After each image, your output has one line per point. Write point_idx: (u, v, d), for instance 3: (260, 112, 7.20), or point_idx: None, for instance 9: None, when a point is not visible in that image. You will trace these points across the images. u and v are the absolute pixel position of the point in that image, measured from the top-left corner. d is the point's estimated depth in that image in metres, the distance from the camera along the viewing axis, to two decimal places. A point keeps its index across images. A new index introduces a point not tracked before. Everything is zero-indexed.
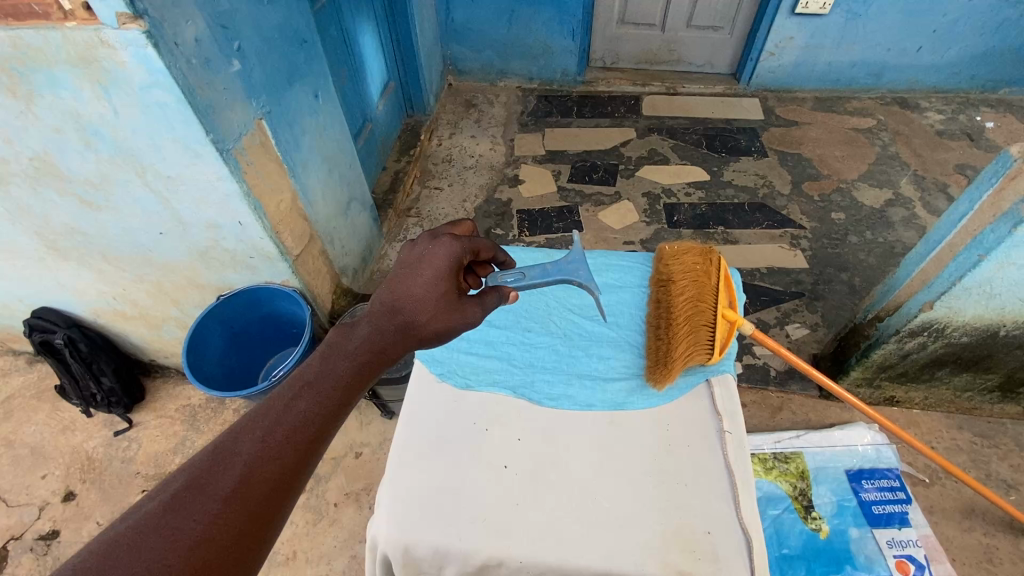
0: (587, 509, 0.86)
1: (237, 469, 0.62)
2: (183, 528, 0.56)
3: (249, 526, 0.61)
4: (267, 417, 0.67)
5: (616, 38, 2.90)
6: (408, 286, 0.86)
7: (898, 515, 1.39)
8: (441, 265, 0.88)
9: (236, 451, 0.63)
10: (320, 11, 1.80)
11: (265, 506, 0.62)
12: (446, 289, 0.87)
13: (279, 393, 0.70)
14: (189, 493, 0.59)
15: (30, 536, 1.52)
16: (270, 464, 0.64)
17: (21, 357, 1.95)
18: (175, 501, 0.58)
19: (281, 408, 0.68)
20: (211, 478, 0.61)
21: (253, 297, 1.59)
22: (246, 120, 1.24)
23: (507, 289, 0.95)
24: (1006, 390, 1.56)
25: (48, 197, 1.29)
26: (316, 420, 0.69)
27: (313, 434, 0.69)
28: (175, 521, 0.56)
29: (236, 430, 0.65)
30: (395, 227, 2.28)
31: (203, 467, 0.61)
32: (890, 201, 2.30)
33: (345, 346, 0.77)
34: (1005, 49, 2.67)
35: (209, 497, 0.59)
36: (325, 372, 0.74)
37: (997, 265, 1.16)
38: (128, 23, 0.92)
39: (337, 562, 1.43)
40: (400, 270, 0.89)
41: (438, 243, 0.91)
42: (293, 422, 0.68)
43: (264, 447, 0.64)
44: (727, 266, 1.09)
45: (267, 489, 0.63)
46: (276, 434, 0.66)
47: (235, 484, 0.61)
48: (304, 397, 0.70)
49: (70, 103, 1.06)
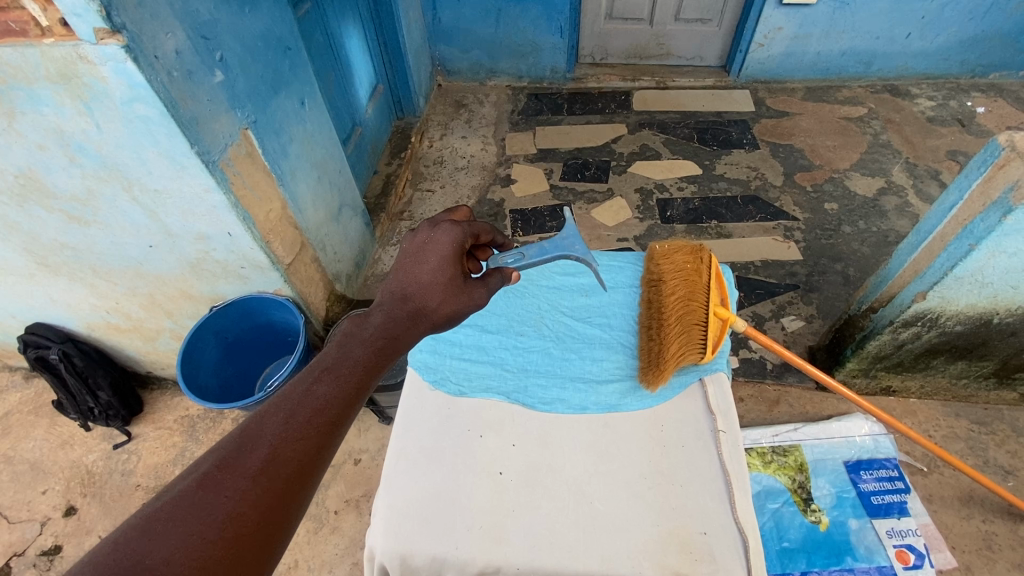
0: (583, 511, 0.86)
1: (263, 449, 0.62)
2: (216, 504, 0.56)
3: (278, 502, 0.61)
4: (289, 401, 0.67)
5: (604, 34, 2.89)
6: (415, 274, 0.86)
7: (897, 504, 1.41)
8: (445, 252, 0.88)
9: (261, 433, 0.63)
10: (304, 15, 1.79)
11: (291, 485, 0.62)
12: (453, 274, 0.87)
13: (301, 379, 0.70)
14: (219, 471, 0.59)
15: (32, 551, 1.52)
16: (294, 445, 0.64)
17: (18, 372, 1.94)
18: (206, 479, 0.58)
19: (303, 392, 0.68)
20: (241, 456, 0.60)
21: (247, 307, 1.58)
22: (232, 130, 1.23)
23: (508, 270, 0.96)
24: (1002, 377, 1.56)
25: (34, 213, 1.28)
26: (337, 403, 0.69)
27: (334, 416, 0.68)
28: (208, 498, 0.57)
29: (260, 412, 0.65)
30: (388, 230, 2.27)
31: (231, 447, 0.61)
32: (883, 189, 2.30)
33: (360, 334, 0.78)
34: (994, 33, 2.66)
35: (238, 474, 0.59)
36: (343, 357, 0.74)
37: (989, 254, 1.16)
38: (106, 38, 0.91)
39: (339, 569, 1.43)
40: (406, 259, 0.89)
41: (440, 230, 0.90)
42: (315, 405, 0.67)
43: (289, 427, 0.64)
44: (717, 262, 1.08)
45: (293, 469, 0.63)
46: (300, 415, 0.66)
47: (262, 462, 0.61)
48: (324, 381, 0.70)
49: (52, 118, 1.06)
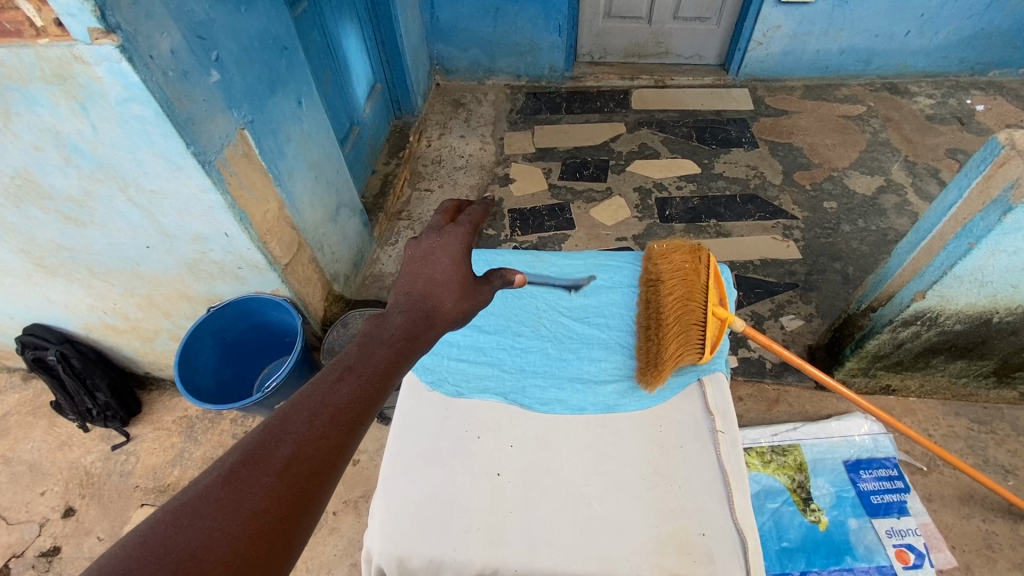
0: (581, 512, 0.86)
1: (287, 446, 0.61)
2: (241, 500, 0.56)
3: (302, 500, 0.60)
4: (313, 399, 0.66)
5: (603, 33, 2.88)
6: (427, 274, 0.85)
7: (897, 504, 1.41)
8: (455, 252, 0.87)
9: (285, 430, 0.62)
10: (301, 15, 1.78)
11: (316, 482, 0.61)
12: (464, 272, 0.87)
13: (322, 377, 0.69)
14: (244, 466, 0.58)
15: (31, 552, 1.52)
16: (317, 443, 0.63)
17: (16, 374, 1.93)
18: (232, 474, 0.57)
19: (326, 390, 0.67)
20: (265, 452, 0.60)
21: (245, 307, 1.57)
22: (229, 131, 1.22)
23: (512, 271, 0.95)
24: (1001, 375, 1.55)
25: (30, 214, 1.27)
26: (359, 402, 0.68)
27: (356, 414, 0.67)
28: (232, 493, 0.56)
29: (284, 410, 0.65)
30: (386, 230, 2.27)
31: (256, 443, 0.61)
32: (882, 187, 2.30)
33: (381, 335, 0.77)
34: (993, 31, 2.65)
35: (263, 470, 0.59)
36: (364, 357, 0.73)
37: (988, 253, 1.15)
38: (101, 38, 0.91)
39: (338, 570, 1.43)
40: (416, 261, 0.88)
41: (447, 231, 0.90)
42: (338, 403, 0.66)
43: (313, 426, 0.63)
44: (716, 262, 1.07)
45: (316, 467, 0.62)
46: (323, 414, 0.65)
47: (286, 459, 0.60)
48: (346, 380, 0.69)
49: (48, 119, 1.05)
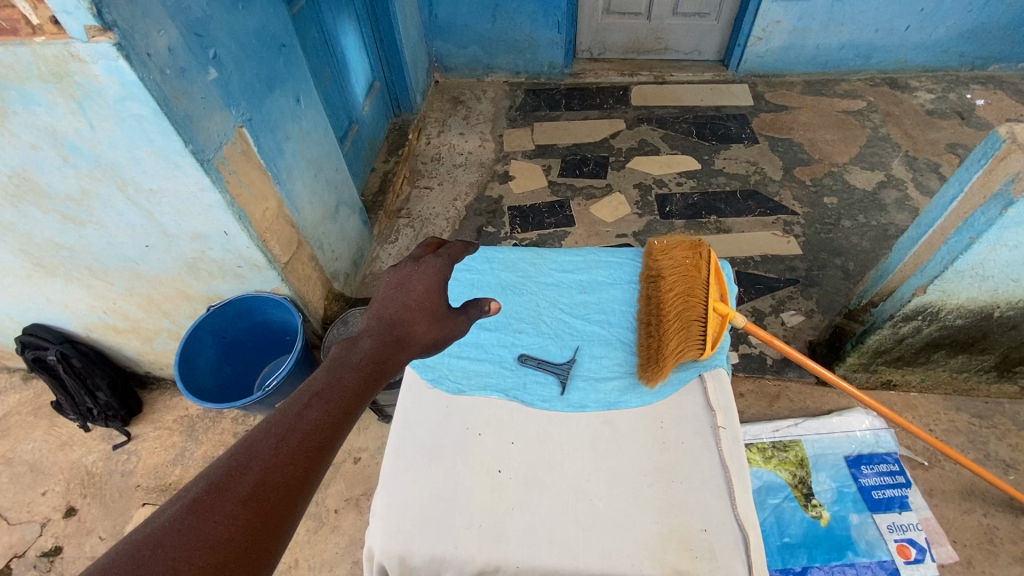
0: (581, 510, 0.85)
1: (254, 473, 0.60)
2: (204, 530, 0.54)
3: (268, 528, 0.58)
4: (281, 425, 0.65)
5: (602, 29, 2.87)
6: (401, 302, 0.88)
7: (898, 499, 1.41)
8: (429, 282, 0.91)
9: (251, 457, 0.61)
10: (299, 13, 1.77)
11: (283, 510, 0.60)
12: (438, 302, 0.90)
13: (290, 404, 0.68)
14: (209, 496, 0.56)
15: (32, 552, 1.52)
16: (284, 469, 0.62)
17: (16, 374, 1.93)
18: (197, 503, 0.55)
19: (293, 417, 0.66)
20: (232, 480, 0.59)
21: (244, 306, 1.57)
22: (227, 128, 1.22)
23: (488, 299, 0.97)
24: (1003, 370, 1.55)
25: (29, 213, 1.27)
26: (327, 427, 0.68)
27: (325, 440, 0.67)
28: (197, 522, 0.54)
29: (251, 437, 0.64)
30: (385, 228, 2.26)
31: (223, 472, 0.59)
32: (882, 182, 2.29)
33: (350, 360, 0.77)
34: (994, 25, 2.64)
35: (227, 498, 0.57)
36: (334, 381, 0.73)
37: (989, 247, 1.15)
38: (97, 35, 0.90)
39: (339, 568, 1.43)
40: (390, 289, 0.91)
41: (423, 264, 0.95)
42: (305, 429, 0.66)
43: (278, 452, 0.62)
44: (716, 258, 1.06)
45: (284, 494, 0.61)
46: (290, 440, 0.64)
47: (252, 487, 0.59)
48: (315, 406, 0.69)
49: (45, 118, 1.04)
